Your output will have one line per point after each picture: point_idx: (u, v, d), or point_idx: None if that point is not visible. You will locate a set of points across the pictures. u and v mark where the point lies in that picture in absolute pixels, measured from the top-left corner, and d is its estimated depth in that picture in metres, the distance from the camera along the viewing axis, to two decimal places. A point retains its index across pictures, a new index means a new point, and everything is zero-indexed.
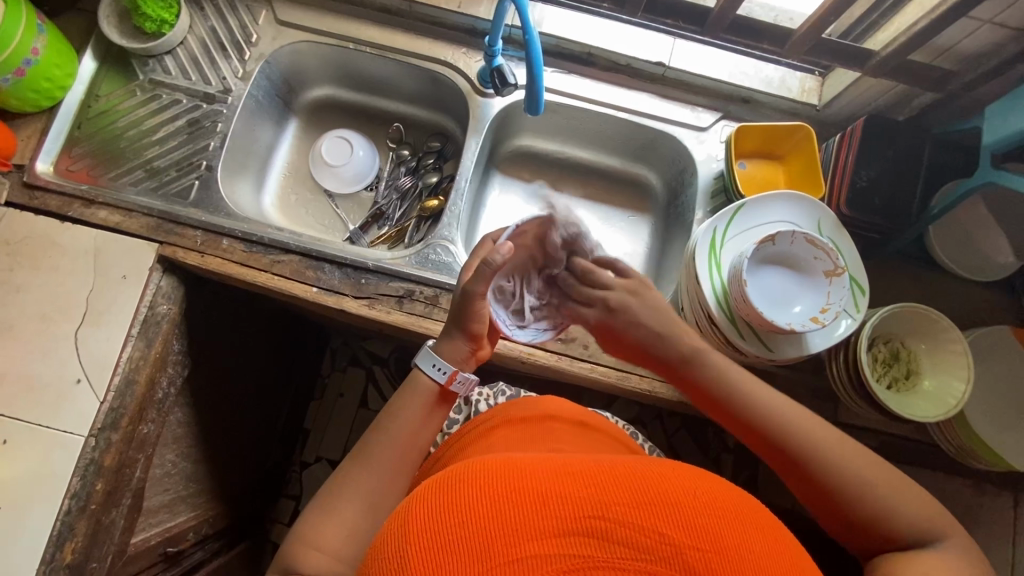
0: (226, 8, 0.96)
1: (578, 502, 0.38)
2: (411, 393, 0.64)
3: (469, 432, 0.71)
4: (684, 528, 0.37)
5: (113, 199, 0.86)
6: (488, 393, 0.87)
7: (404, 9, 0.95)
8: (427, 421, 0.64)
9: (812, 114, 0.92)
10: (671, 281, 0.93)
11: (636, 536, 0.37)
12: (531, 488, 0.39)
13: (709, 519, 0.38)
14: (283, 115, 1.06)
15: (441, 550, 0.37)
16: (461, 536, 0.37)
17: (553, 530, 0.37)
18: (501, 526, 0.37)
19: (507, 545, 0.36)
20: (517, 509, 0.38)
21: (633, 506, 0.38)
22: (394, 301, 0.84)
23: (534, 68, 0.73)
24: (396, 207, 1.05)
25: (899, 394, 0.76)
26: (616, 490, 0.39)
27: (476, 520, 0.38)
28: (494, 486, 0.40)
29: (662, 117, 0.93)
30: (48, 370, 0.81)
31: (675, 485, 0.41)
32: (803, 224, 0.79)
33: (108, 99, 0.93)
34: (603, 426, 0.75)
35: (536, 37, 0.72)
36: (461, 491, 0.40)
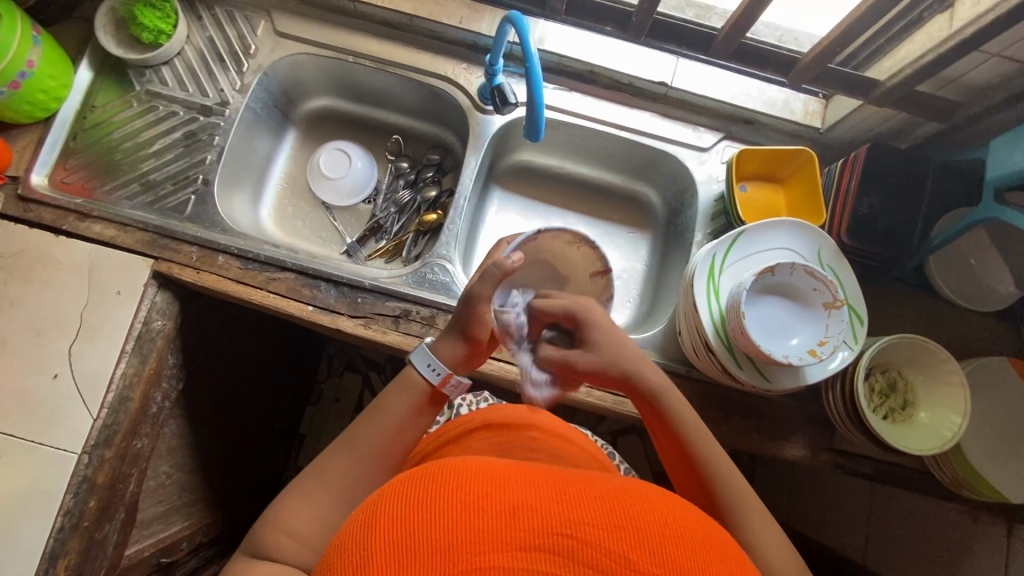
0: (224, 19, 0.95)
1: (549, 517, 0.38)
2: (405, 386, 0.63)
3: (457, 432, 0.70)
4: (652, 555, 0.37)
5: (108, 213, 0.85)
6: (471, 400, 0.89)
7: (405, 23, 0.94)
8: (416, 417, 0.63)
9: (815, 136, 0.91)
10: (670, 303, 0.93)
11: (602, 558, 0.36)
12: (504, 497, 0.39)
13: (677, 551, 0.38)
14: (281, 126, 1.04)
15: (406, 548, 0.37)
16: (426, 537, 0.37)
17: (519, 543, 0.36)
18: (469, 532, 0.37)
19: (472, 552, 0.36)
20: (487, 517, 0.38)
21: (603, 529, 0.38)
22: (390, 321, 0.84)
23: (535, 93, 0.72)
24: (394, 220, 1.04)
25: (895, 425, 0.76)
26: (590, 508, 0.39)
27: (445, 521, 0.37)
28: (468, 490, 0.39)
29: (664, 136, 0.92)
30: (43, 386, 0.80)
31: (649, 511, 0.41)
32: (803, 253, 0.79)
33: (104, 110, 0.92)
34: (578, 438, 0.73)
35: (536, 60, 0.71)
36: (435, 491, 0.40)
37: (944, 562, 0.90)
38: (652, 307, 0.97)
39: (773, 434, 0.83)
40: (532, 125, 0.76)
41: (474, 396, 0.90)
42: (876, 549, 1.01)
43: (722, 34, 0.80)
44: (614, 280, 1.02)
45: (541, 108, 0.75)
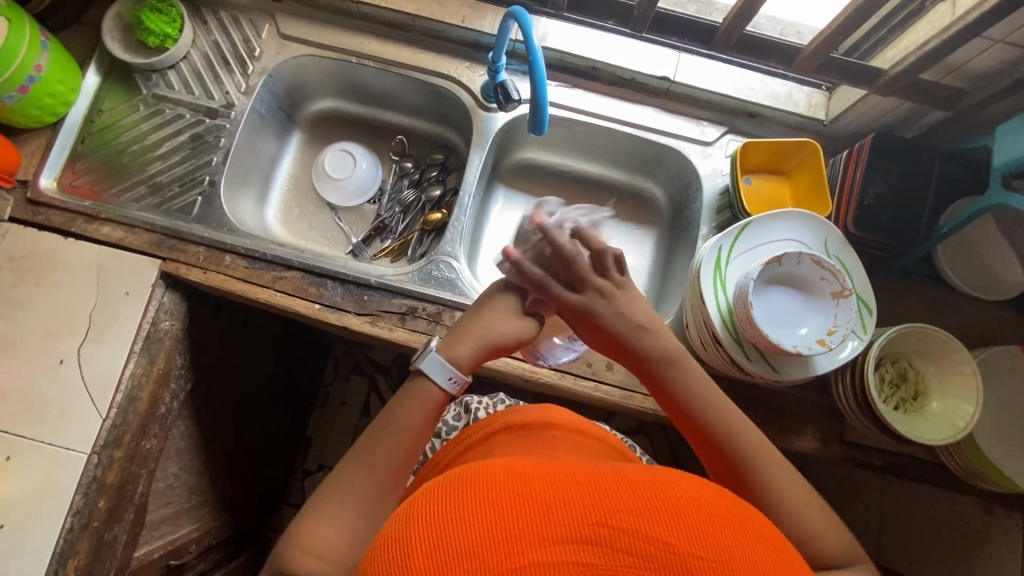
0: (229, 22, 0.96)
1: (582, 509, 0.38)
2: (415, 396, 0.60)
3: (478, 434, 0.70)
4: (689, 536, 0.37)
5: (116, 215, 0.86)
6: (487, 403, 0.87)
7: (408, 24, 0.94)
8: (429, 427, 0.60)
9: (819, 129, 0.91)
10: (676, 297, 0.92)
11: (641, 544, 0.36)
12: (534, 492, 0.39)
13: (713, 529, 0.38)
14: (286, 128, 1.05)
15: (443, 553, 0.36)
16: (463, 540, 0.37)
17: (557, 537, 0.36)
18: (504, 531, 0.37)
19: (510, 551, 0.36)
20: (520, 513, 0.38)
21: (638, 517, 0.38)
22: (397, 318, 0.84)
23: (538, 88, 0.73)
24: (399, 220, 1.04)
25: (907, 416, 0.76)
26: (622, 497, 0.39)
27: (478, 524, 0.37)
28: (497, 489, 0.39)
29: (667, 131, 0.93)
30: (52, 387, 0.81)
31: (681, 494, 0.40)
32: (810, 243, 0.78)
33: (112, 114, 0.93)
34: (603, 435, 0.73)
35: (540, 55, 0.72)
36: (463, 495, 0.40)
37: (960, 557, 0.89)
38: (658, 302, 0.97)
39: (784, 427, 0.83)
40: (535, 120, 0.76)
41: (490, 398, 0.89)
42: (891, 545, 1.00)
43: (724, 26, 0.80)
44: None
45: (544, 103, 0.75)
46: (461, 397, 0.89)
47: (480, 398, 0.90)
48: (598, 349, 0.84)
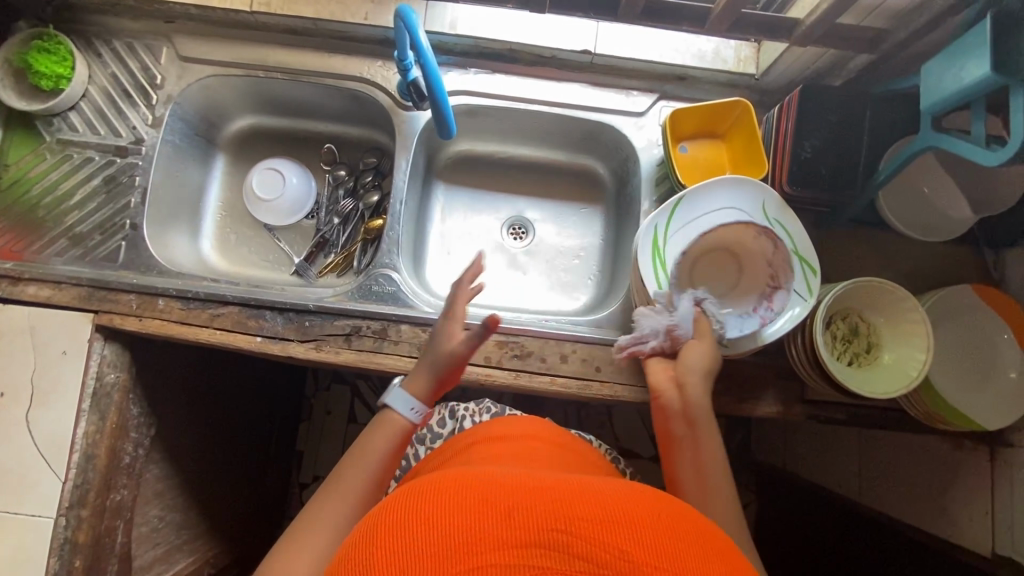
0: (125, 52, 0.90)
1: (543, 513, 0.37)
2: (380, 431, 0.66)
3: (449, 452, 0.70)
4: (647, 544, 0.36)
5: (40, 273, 0.83)
6: (473, 410, 0.92)
7: (310, 28, 0.88)
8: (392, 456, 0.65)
9: (751, 83, 0.88)
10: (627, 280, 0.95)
11: (598, 549, 0.35)
12: (499, 498, 0.38)
13: (673, 539, 0.37)
14: (207, 153, 1.00)
15: (404, 555, 0.35)
16: (426, 538, 0.36)
17: (517, 540, 0.35)
18: (466, 532, 0.36)
19: (469, 551, 0.35)
20: (484, 515, 0.37)
21: (599, 521, 0.36)
22: (342, 340, 0.83)
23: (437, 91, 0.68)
24: (339, 232, 1.02)
25: (861, 370, 0.75)
26: (585, 502, 0.38)
27: (442, 524, 0.36)
28: (466, 493, 0.39)
29: (595, 107, 0.90)
30: (8, 458, 0.80)
31: (642, 505, 0.39)
32: (746, 208, 0.77)
33: (18, 166, 0.88)
34: (573, 444, 0.74)
35: (431, 57, 0.68)
36: (432, 497, 0.39)
37: (932, 491, 0.91)
38: (612, 285, 0.98)
39: (743, 395, 0.83)
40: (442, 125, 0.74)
41: (477, 405, 0.93)
42: (870, 484, 1.02)
43: None
44: (575, 258, 1.03)
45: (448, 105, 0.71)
46: (447, 403, 0.94)
47: (467, 405, 0.94)
48: (548, 342, 0.83)
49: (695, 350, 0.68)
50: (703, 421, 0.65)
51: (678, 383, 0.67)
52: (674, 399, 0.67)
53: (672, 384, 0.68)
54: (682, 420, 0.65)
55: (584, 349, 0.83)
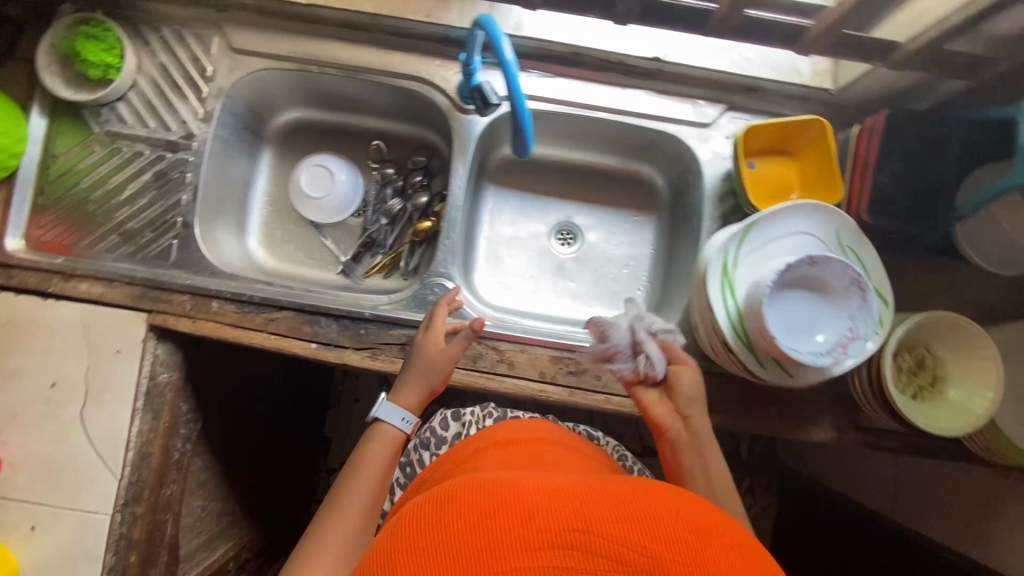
0: (174, 40, 0.86)
1: (563, 515, 0.38)
2: (374, 443, 0.71)
3: (457, 457, 0.67)
4: (667, 542, 0.38)
5: (93, 270, 0.83)
6: (479, 414, 0.91)
7: (369, 23, 0.85)
8: (387, 464, 0.70)
9: (825, 98, 0.85)
10: (678, 296, 0.93)
11: (620, 549, 0.37)
12: (517, 503, 0.40)
13: (691, 535, 0.39)
14: (254, 146, 0.98)
15: (431, 564, 0.37)
16: (452, 547, 0.38)
17: (538, 542, 0.37)
18: (491, 539, 0.37)
19: (495, 557, 0.36)
20: (506, 519, 0.38)
21: (618, 521, 0.38)
22: (397, 349, 0.82)
23: (517, 104, 0.65)
24: (387, 232, 1.00)
25: (924, 404, 0.74)
26: (602, 504, 0.40)
27: (467, 531, 0.38)
28: (486, 500, 0.41)
29: (661, 116, 0.87)
30: (64, 454, 0.81)
31: (658, 502, 0.41)
32: (820, 234, 0.75)
33: (66, 158, 0.86)
34: (588, 449, 0.73)
35: (517, 72, 0.64)
36: (455, 507, 0.41)
37: (975, 517, 0.91)
38: (663, 298, 0.97)
39: (796, 419, 0.82)
40: (519, 144, 0.68)
41: (480, 409, 0.93)
42: (906, 503, 1.03)
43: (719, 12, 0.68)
44: (623, 268, 1.02)
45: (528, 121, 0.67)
46: (449, 408, 0.92)
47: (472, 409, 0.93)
48: None
49: (689, 374, 0.72)
50: (706, 448, 0.70)
51: (681, 415, 0.72)
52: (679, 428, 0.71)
53: (676, 416, 0.72)
54: (691, 449, 0.70)
55: None
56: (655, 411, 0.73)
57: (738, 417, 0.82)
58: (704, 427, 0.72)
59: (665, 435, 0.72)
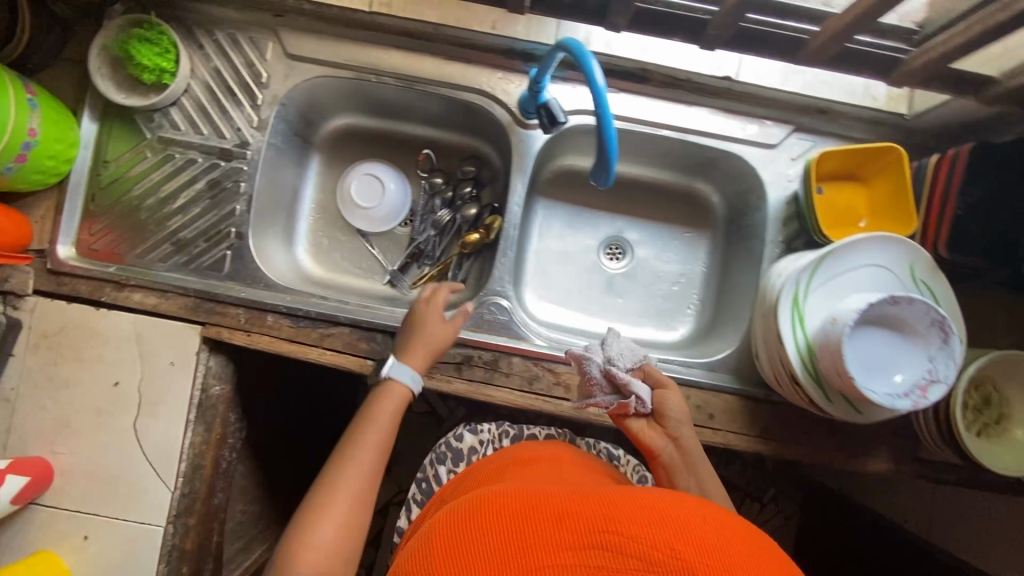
0: (228, 44, 0.84)
1: (593, 519, 0.41)
2: (383, 400, 0.71)
3: (479, 469, 0.69)
4: (697, 547, 0.39)
5: (146, 281, 0.82)
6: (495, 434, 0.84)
7: (431, 33, 0.83)
8: (394, 422, 0.70)
9: (897, 123, 0.83)
10: (731, 318, 0.92)
11: (649, 551, 0.38)
12: (550, 509, 0.43)
13: (720, 541, 0.40)
14: (304, 153, 0.96)
15: (468, 560, 0.41)
16: (488, 545, 0.41)
17: (569, 543, 0.40)
18: (525, 539, 0.41)
19: (529, 555, 0.39)
20: (539, 521, 0.42)
21: (648, 525, 0.40)
22: (453, 368, 0.81)
23: (605, 132, 0.61)
24: (435, 244, 0.99)
25: (987, 441, 0.74)
26: (632, 508, 0.42)
27: (502, 532, 0.42)
28: (522, 506, 0.44)
29: (727, 136, 0.85)
30: (116, 464, 0.80)
31: (687, 510, 0.43)
32: (894, 267, 0.73)
33: (117, 164, 0.84)
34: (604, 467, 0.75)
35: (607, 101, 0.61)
36: (492, 511, 0.44)
37: None
38: (714, 318, 0.96)
39: (852, 448, 0.82)
40: (603, 169, 0.65)
41: (496, 427, 0.86)
42: None
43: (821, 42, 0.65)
44: (673, 285, 1.00)
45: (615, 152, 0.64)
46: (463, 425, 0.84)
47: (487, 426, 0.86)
48: None
49: (673, 397, 0.73)
50: (698, 469, 0.70)
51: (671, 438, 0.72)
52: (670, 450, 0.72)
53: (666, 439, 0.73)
54: (683, 471, 0.70)
55: (697, 394, 0.82)
56: (645, 437, 0.73)
57: (794, 445, 0.82)
58: (694, 449, 0.72)
59: (659, 457, 0.72)
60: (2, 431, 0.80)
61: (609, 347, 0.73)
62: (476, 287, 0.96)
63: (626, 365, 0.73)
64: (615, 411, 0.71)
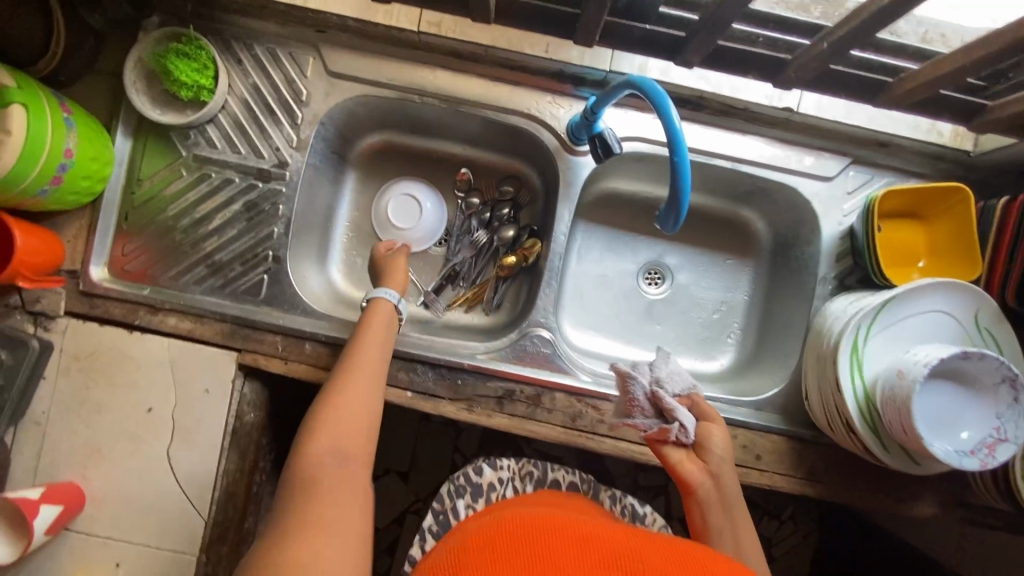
0: (268, 60, 0.81)
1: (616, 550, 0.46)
2: (375, 320, 0.75)
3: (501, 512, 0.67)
4: None
5: (181, 305, 0.79)
6: (515, 469, 0.80)
7: (479, 54, 0.80)
8: (387, 332, 0.74)
9: (961, 158, 0.80)
10: (776, 352, 0.90)
11: None
12: (574, 530, 0.48)
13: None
14: (339, 170, 0.93)
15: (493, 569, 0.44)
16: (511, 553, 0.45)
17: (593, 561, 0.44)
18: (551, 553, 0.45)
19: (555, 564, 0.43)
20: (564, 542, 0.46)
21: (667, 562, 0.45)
22: (494, 403, 0.79)
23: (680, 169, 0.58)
24: (471, 266, 0.96)
25: None
26: (651, 546, 0.47)
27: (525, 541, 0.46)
28: (547, 526, 0.48)
29: (783, 168, 0.82)
30: (150, 492, 0.78)
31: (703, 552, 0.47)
32: (956, 314, 0.71)
33: (151, 182, 0.81)
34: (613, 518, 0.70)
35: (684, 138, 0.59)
36: (516, 526, 0.48)
37: None
38: (757, 350, 0.93)
39: (900, 493, 0.80)
40: (674, 212, 0.61)
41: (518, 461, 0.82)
42: None
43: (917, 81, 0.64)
44: (714, 313, 0.97)
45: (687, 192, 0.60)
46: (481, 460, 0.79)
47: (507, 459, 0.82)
48: None
49: (719, 431, 0.67)
50: (736, 511, 0.63)
51: (713, 473, 0.65)
52: (710, 486, 0.65)
53: (706, 474, 0.65)
54: (721, 510, 0.63)
55: (743, 434, 0.80)
56: (682, 470, 0.66)
57: (843, 488, 0.80)
58: (734, 488, 0.65)
59: (689, 495, 0.65)
60: (32, 456, 0.78)
61: (659, 369, 0.69)
62: (511, 312, 0.94)
63: (675, 390, 0.68)
64: (654, 436, 0.66)
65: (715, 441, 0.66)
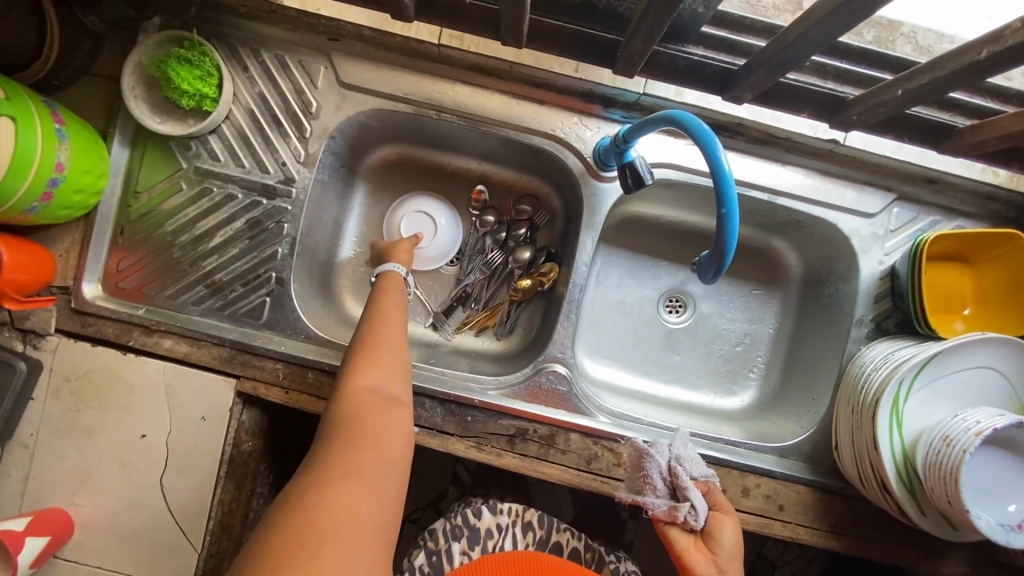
0: (276, 68, 0.76)
1: None
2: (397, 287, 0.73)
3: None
4: None
5: (177, 327, 0.75)
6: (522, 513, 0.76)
7: (503, 69, 0.75)
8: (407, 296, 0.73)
9: (1015, 200, 0.75)
10: (801, 392, 0.85)
11: None
12: None
13: None
14: (348, 184, 0.88)
15: None
16: None
17: None
18: None
19: None
20: None
21: None
22: (505, 442, 0.74)
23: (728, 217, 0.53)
24: (483, 288, 0.91)
25: None
26: None
27: None
28: None
29: (822, 202, 0.77)
30: (139, 523, 0.74)
31: None
32: (1004, 372, 0.67)
33: (149, 195, 0.76)
34: None
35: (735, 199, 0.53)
36: None
37: None
38: (782, 388, 0.88)
39: (931, 550, 0.75)
40: (714, 266, 0.57)
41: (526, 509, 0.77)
42: None
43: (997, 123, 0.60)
44: (737, 346, 0.92)
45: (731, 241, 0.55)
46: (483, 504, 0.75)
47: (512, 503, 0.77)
48: (730, 473, 0.76)
49: (731, 525, 0.66)
50: None
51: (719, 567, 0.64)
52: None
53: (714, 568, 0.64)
54: None
55: (767, 484, 0.76)
56: (688, 558, 0.65)
57: (870, 542, 0.75)
58: None
59: None
60: (18, 480, 0.73)
61: (677, 448, 0.70)
62: (524, 338, 0.89)
63: (692, 471, 0.69)
64: (664, 516, 0.67)
65: (725, 531, 0.65)
